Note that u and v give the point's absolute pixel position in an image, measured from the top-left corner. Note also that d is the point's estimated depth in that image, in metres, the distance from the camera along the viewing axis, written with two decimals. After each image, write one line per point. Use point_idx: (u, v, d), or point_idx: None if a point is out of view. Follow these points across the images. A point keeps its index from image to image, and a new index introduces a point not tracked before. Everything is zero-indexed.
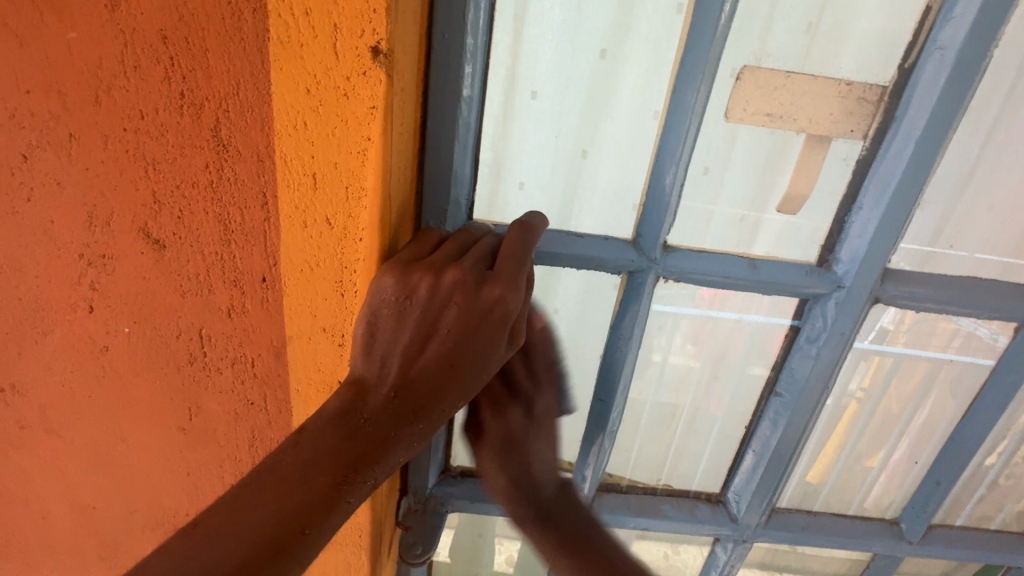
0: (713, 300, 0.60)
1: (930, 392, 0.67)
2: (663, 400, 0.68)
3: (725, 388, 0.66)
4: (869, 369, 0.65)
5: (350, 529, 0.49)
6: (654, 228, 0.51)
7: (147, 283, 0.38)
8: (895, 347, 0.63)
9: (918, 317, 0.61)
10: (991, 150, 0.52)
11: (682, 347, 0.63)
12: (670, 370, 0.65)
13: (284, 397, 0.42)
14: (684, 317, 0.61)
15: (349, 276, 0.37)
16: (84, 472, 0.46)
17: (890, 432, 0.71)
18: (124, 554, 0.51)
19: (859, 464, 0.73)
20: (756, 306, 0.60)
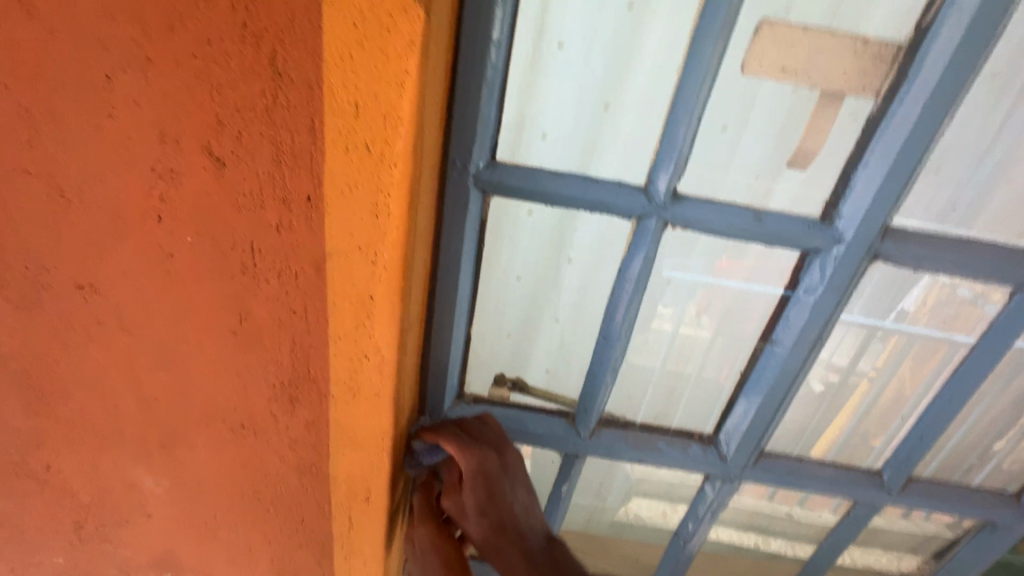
0: (722, 270, 0.71)
1: (942, 369, 0.81)
2: (669, 368, 0.81)
3: (733, 355, 0.79)
4: (885, 349, 0.81)
5: (375, 431, 0.55)
6: (665, 175, 0.54)
7: (208, 197, 0.43)
8: (916, 327, 0.77)
9: (937, 302, 0.74)
10: (1000, 114, 0.57)
11: (694, 317, 0.77)
12: (681, 338, 0.79)
13: (322, 308, 0.48)
14: (699, 286, 0.73)
15: (384, 199, 0.42)
16: (149, 367, 0.53)
17: (898, 410, 0.87)
18: (182, 443, 0.58)
19: (865, 440, 0.90)
20: (760, 279, 0.70)
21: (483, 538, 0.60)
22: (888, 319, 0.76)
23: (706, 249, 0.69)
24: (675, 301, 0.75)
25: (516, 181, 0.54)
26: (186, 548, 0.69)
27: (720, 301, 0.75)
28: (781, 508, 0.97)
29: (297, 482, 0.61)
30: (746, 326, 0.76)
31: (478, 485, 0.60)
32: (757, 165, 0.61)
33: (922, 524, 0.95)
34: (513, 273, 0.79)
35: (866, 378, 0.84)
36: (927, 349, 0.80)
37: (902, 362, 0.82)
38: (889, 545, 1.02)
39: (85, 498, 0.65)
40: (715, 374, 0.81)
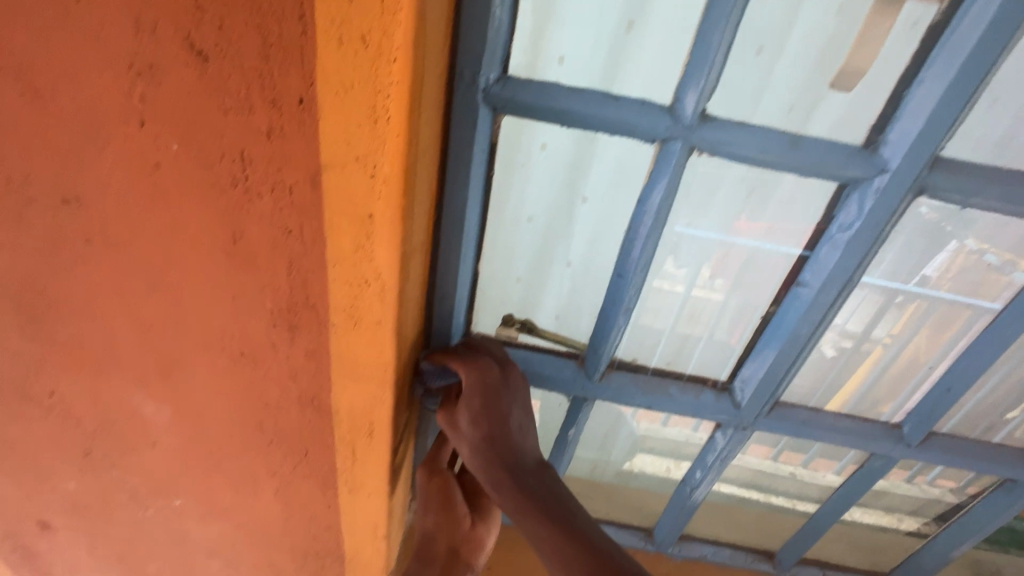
0: (737, 228, 0.68)
1: (958, 337, 0.77)
2: (678, 331, 0.80)
3: (745, 320, 0.78)
4: (901, 316, 0.78)
5: (376, 363, 0.53)
6: (694, 92, 0.49)
7: (192, 98, 0.39)
8: (938, 292, 0.74)
9: (964, 267, 0.70)
10: None
11: (708, 281, 0.75)
12: (693, 300, 0.78)
13: (319, 228, 0.45)
14: (711, 244, 0.71)
15: (382, 101, 0.38)
16: (142, 291, 0.51)
17: (913, 375, 0.82)
18: (182, 370, 0.57)
19: (873, 405, 0.86)
20: (780, 236, 0.67)
21: (474, 456, 0.58)
22: (909, 284, 0.73)
23: (723, 208, 0.67)
24: (689, 261, 0.74)
25: (529, 97, 0.50)
26: (192, 477, 0.69)
27: (736, 262, 0.73)
28: (784, 467, 0.97)
29: (299, 414, 0.60)
30: (761, 292, 0.74)
31: (473, 397, 0.58)
32: (793, 93, 0.56)
33: (925, 488, 0.94)
34: (524, 214, 0.75)
35: (880, 345, 0.80)
36: (947, 316, 0.76)
37: (919, 330, 0.78)
38: (890, 507, 1.00)
39: (90, 425, 0.65)
40: (727, 337, 0.79)
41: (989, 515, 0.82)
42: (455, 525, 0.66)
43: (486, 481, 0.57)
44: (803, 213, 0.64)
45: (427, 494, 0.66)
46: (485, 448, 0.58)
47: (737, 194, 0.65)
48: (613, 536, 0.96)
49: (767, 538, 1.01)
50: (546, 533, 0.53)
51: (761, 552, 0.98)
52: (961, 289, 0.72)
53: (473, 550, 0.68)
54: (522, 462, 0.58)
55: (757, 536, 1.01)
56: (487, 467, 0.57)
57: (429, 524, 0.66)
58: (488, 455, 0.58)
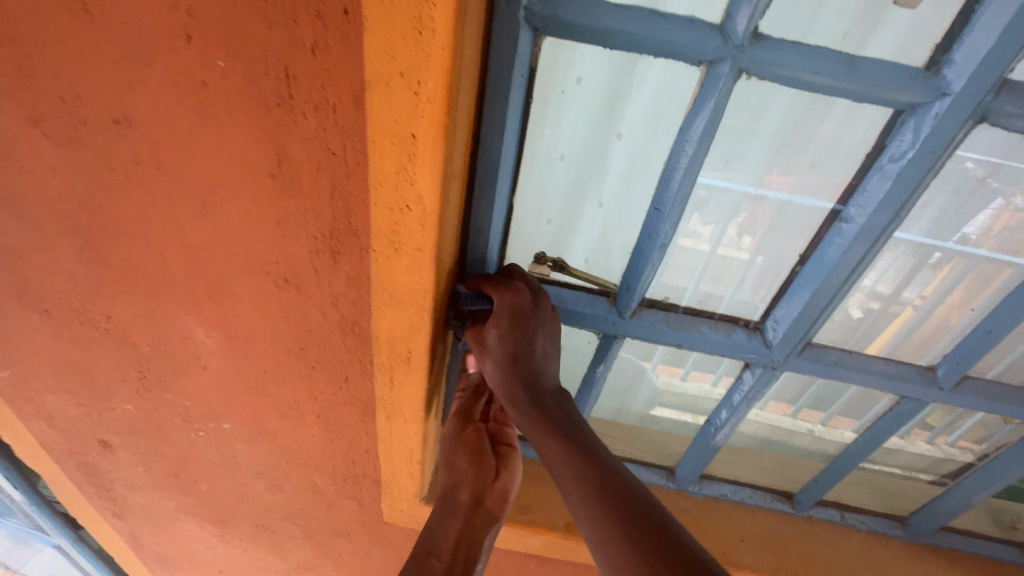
0: (770, 181, 0.67)
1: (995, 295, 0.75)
2: (702, 288, 0.79)
3: (773, 279, 0.76)
4: (933, 278, 0.76)
5: (414, 289, 0.54)
6: (746, 10, 0.46)
7: (237, 10, 0.39)
8: (979, 250, 0.71)
9: (1008, 226, 0.68)
10: None
11: (737, 237, 0.74)
12: (719, 258, 0.76)
13: (362, 149, 0.45)
14: (740, 196, 0.70)
15: (427, 10, 0.37)
16: (192, 213, 0.53)
17: (943, 334, 0.80)
18: (230, 294, 0.60)
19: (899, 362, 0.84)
20: (815, 185, 0.65)
21: (499, 376, 0.61)
22: (948, 242, 0.72)
23: (754, 159, 0.66)
24: (717, 216, 0.73)
25: (573, 16, 0.48)
26: (240, 401, 0.74)
27: (766, 218, 0.71)
28: (803, 424, 1.00)
29: (340, 340, 0.62)
30: (788, 251, 0.72)
31: (508, 339, 0.59)
32: (850, 17, 0.53)
33: (944, 448, 0.97)
34: (557, 151, 0.74)
35: (910, 306, 0.79)
36: (984, 275, 0.73)
37: (953, 287, 0.76)
38: (907, 464, 1.02)
39: (145, 348, 0.69)
40: (751, 295, 0.77)
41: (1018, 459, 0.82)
42: (481, 477, 0.69)
43: (507, 400, 0.61)
44: (831, 171, 0.64)
45: (457, 443, 0.70)
46: (510, 372, 0.60)
47: (776, 140, 0.64)
48: (634, 473, 0.98)
49: (785, 482, 1.03)
50: (571, 480, 0.55)
51: (778, 493, 1.01)
52: (1003, 248, 0.70)
53: (496, 500, 0.70)
54: (543, 388, 0.61)
55: (778, 480, 1.03)
56: (508, 392, 0.61)
57: (453, 472, 0.69)
58: (511, 387, 0.60)
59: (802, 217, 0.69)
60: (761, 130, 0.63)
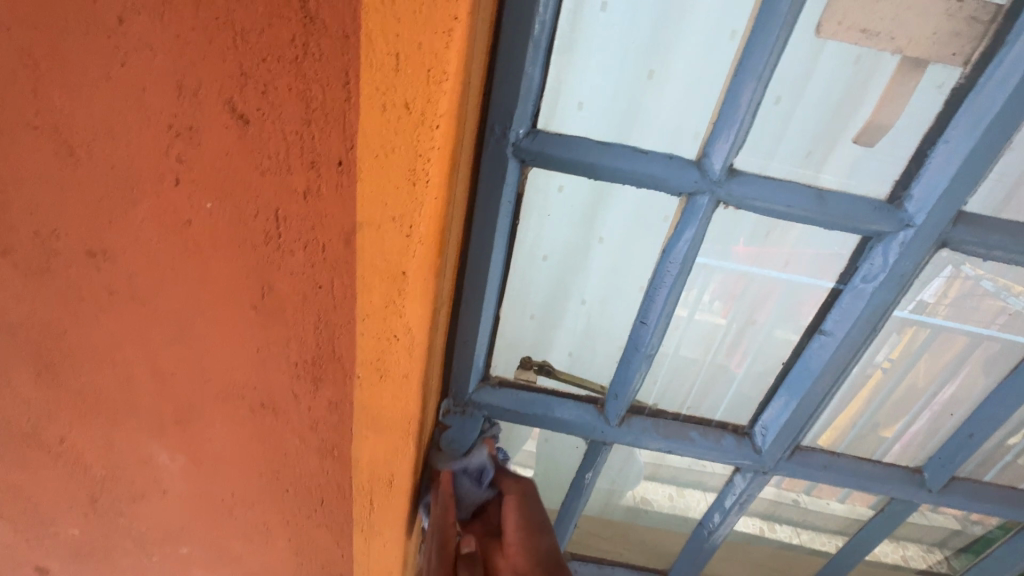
0: (748, 258, 0.67)
1: (963, 366, 0.76)
2: (683, 353, 0.78)
3: (749, 345, 0.76)
4: (900, 341, 0.75)
5: (400, 415, 0.52)
6: (722, 149, 0.50)
7: (230, 158, 0.39)
8: (935, 318, 0.71)
9: (961, 292, 0.67)
10: None
11: (711, 303, 0.73)
12: (696, 324, 0.75)
13: (349, 283, 0.44)
14: (717, 273, 0.69)
15: (422, 165, 0.37)
16: (166, 341, 0.50)
17: (913, 404, 0.82)
18: (200, 418, 0.56)
19: (874, 433, 0.85)
20: (795, 266, 0.65)
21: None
22: (905, 310, 0.70)
23: (727, 234, 0.65)
24: (693, 284, 0.71)
25: (558, 151, 0.51)
26: (202, 524, 0.68)
27: (741, 288, 0.71)
28: (788, 495, 0.94)
29: (318, 462, 0.59)
30: (759, 315, 0.73)
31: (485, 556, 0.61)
32: (810, 139, 0.57)
33: (936, 522, 0.93)
34: (540, 253, 0.72)
35: (880, 369, 0.78)
36: (945, 342, 0.75)
37: (920, 357, 0.77)
38: (897, 538, 0.98)
39: (99, 472, 0.63)
40: (728, 362, 0.78)
41: (1012, 557, 0.81)
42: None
43: None
44: (808, 242, 0.63)
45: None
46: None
47: (754, 224, 0.63)
48: None
49: None
50: None
51: None
52: (958, 315, 0.70)
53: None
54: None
55: None
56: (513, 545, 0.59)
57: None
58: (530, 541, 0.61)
59: (766, 293, 0.71)
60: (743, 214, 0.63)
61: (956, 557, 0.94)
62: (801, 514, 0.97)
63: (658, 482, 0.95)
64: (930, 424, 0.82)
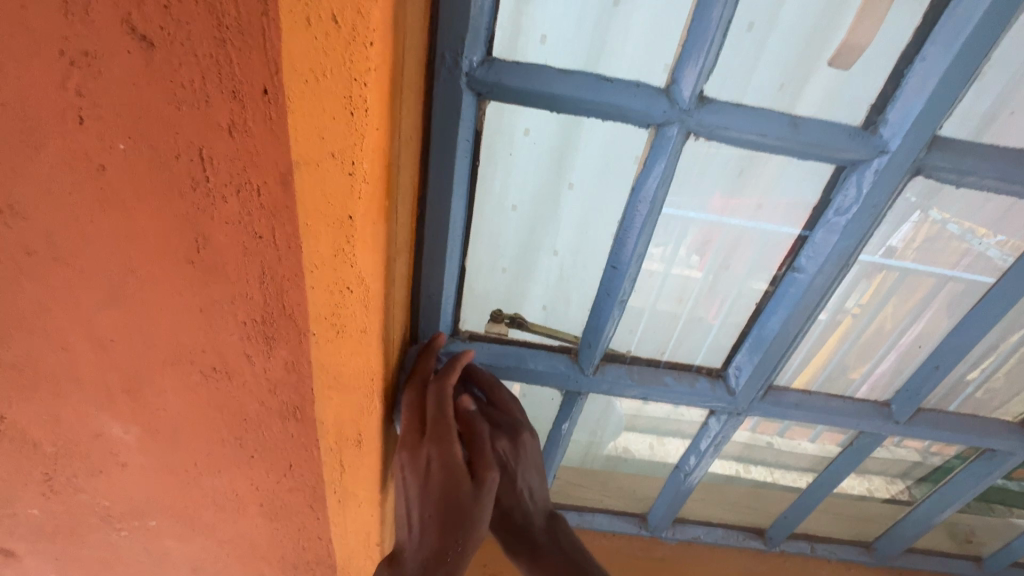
0: (724, 208, 0.63)
1: (928, 307, 0.75)
2: (661, 308, 0.73)
3: (726, 298, 0.71)
4: (869, 286, 0.73)
5: (362, 373, 0.49)
6: (691, 76, 0.47)
7: (138, 90, 0.35)
8: (902, 262, 0.70)
9: (927, 237, 0.66)
10: None
11: (687, 257, 0.68)
12: (670, 282, 0.71)
13: (293, 231, 0.41)
14: (692, 223, 0.64)
15: (358, 90, 0.33)
16: (97, 304, 0.46)
17: (881, 344, 0.80)
18: (149, 386, 0.53)
19: (844, 374, 0.83)
20: (770, 214, 0.62)
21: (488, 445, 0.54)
22: (874, 256, 0.69)
23: (700, 184, 0.61)
24: (667, 238, 0.66)
25: (516, 82, 0.47)
26: (169, 496, 0.65)
27: (717, 237, 0.66)
28: (762, 438, 0.96)
29: (281, 426, 0.56)
30: (734, 262, 0.68)
31: (432, 442, 0.50)
32: (781, 73, 0.53)
33: (894, 450, 0.94)
34: (509, 202, 0.66)
35: (849, 315, 0.77)
36: (911, 284, 0.73)
37: (887, 300, 0.75)
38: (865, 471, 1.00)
39: (50, 448, 0.60)
40: (705, 311, 0.72)
41: (971, 481, 0.85)
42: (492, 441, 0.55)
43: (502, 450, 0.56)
44: (781, 190, 0.60)
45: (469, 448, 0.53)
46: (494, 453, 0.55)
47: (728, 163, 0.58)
48: (607, 525, 1.00)
49: (755, 516, 1.03)
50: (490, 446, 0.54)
51: (750, 530, 1.03)
52: (925, 259, 0.69)
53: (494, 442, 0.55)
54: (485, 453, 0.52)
55: (750, 514, 1.03)
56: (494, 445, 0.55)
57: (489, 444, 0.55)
58: (508, 518, 0.59)
59: (744, 245, 0.66)
60: (717, 150, 0.57)
61: (918, 486, 0.98)
62: (776, 456, 0.98)
63: (638, 433, 0.94)
64: (895, 362, 0.80)
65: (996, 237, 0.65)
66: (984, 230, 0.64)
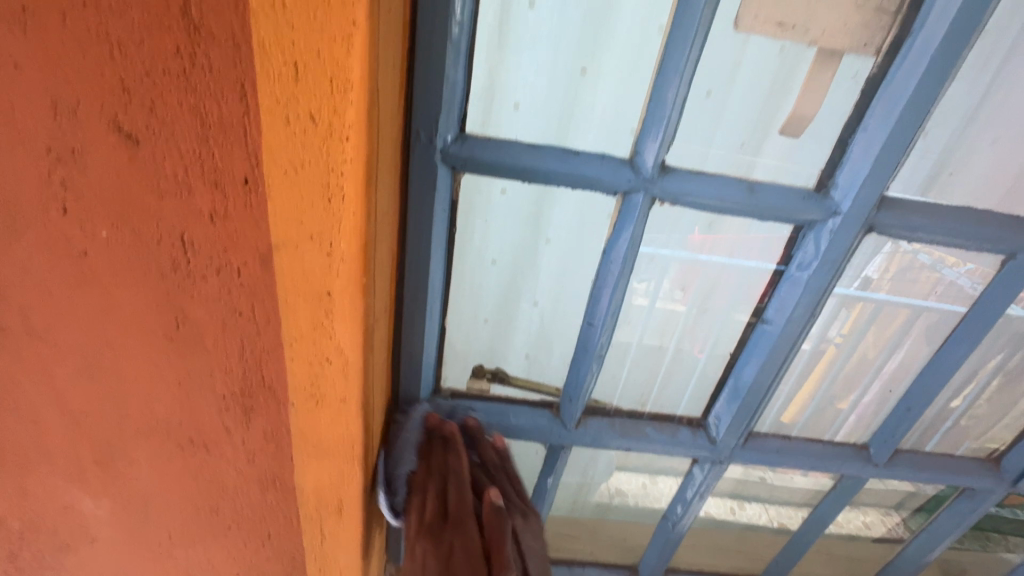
0: (702, 244, 0.65)
1: (906, 339, 0.77)
2: (647, 341, 0.75)
3: (709, 328, 0.73)
4: (849, 317, 0.76)
5: (343, 441, 0.49)
6: (653, 146, 0.50)
7: (121, 181, 0.36)
8: (878, 293, 0.73)
9: (901, 265, 0.69)
10: (998, 85, 0.54)
11: (670, 291, 0.70)
12: (656, 313, 0.72)
13: (271, 306, 0.42)
14: (673, 260, 0.66)
15: (336, 179, 0.35)
16: (74, 380, 0.47)
17: (863, 376, 0.82)
18: (122, 459, 0.52)
19: (831, 405, 0.85)
20: (746, 247, 0.64)
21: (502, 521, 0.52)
22: (851, 287, 0.72)
23: (678, 220, 0.62)
24: (649, 274, 0.68)
25: (489, 155, 0.50)
26: (139, 570, 0.63)
27: (696, 279, 0.69)
28: (755, 474, 0.95)
29: (259, 496, 0.55)
30: (715, 300, 0.71)
31: (449, 529, 0.51)
32: (743, 131, 0.56)
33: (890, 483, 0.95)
34: (488, 257, 0.68)
35: (832, 345, 0.79)
36: (887, 317, 0.76)
37: (867, 331, 0.78)
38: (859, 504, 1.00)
39: (18, 525, 0.58)
40: (691, 347, 0.75)
41: (954, 521, 0.86)
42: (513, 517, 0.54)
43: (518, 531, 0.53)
44: (755, 225, 0.62)
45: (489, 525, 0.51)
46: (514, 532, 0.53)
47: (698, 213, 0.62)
48: None
49: (748, 561, 1.03)
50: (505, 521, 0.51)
51: None
52: (900, 289, 0.72)
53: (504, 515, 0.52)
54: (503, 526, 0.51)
55: (740, 559, 1.03)
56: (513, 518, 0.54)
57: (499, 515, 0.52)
58: None
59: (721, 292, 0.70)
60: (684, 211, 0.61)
61: (912, 518, 0.98)
62: (767, 492, 0.99)
63: (631, 473, 0.94)
64: (880, 395, 0.82)
65: (965, 265, 0.66)
66: (955, 259, 0.66)
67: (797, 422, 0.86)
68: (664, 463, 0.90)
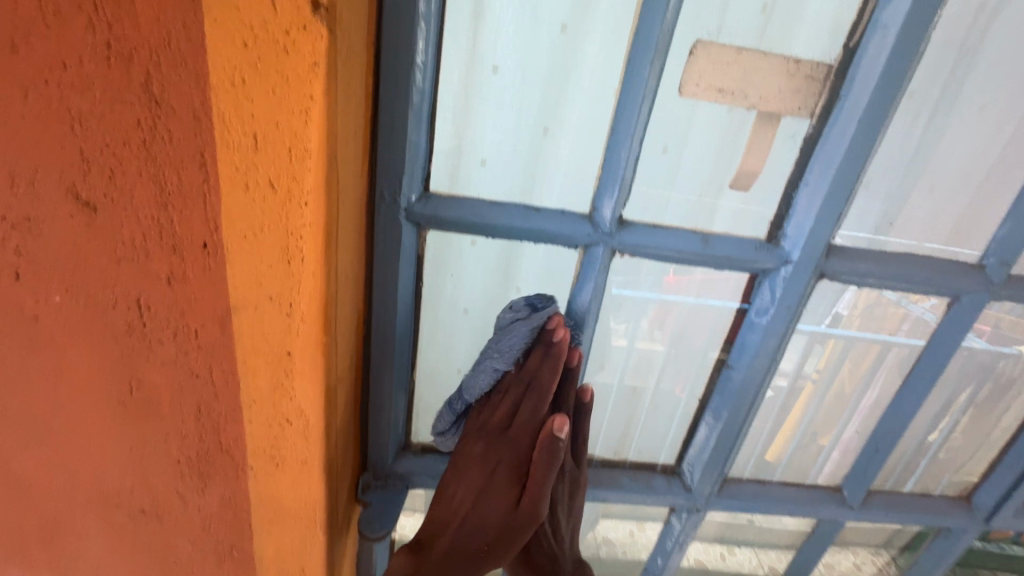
0: (674, 284, 0.65)
1: (879, 372, 0.76)
2: (627, 382, 0.74)
3: (689, 368, 0.72)
4: (823, 352, 0.75)
5: (303, 505, 0.47)
6: (610, 202, 0.53)
7: (77, 247, 0.37)
8: (848, 329, 0.72)
9: (869, 302, 0.69)
10: (925, 142, 0.59)
11: (649, 330, 0.69)
12: (635, 353, 0.71)
13: (229, 368, 0.41)
14: (648, 300, 0.66)
15: (295, 242, 0.35)
16: (21, 446, 0.45)
17: (842, 410, 0.81)
18: (68, 529, 0.50)
19: (813, 442, 0.83)
20: (715, 288, 0.64)
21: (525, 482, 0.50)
22: (822, 324, 0.71)
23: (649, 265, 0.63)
24: (628, 315, 0.68)
25: (452, 212, 0.51)
26: None
27: (672, 317, 0.68)
28: (743, 516, 0.94)
29: (215, 568, 0.52)
30: (693, 338, 0.69)
31: (503, 445, 0.52)
32: (700, 185, 0.58)
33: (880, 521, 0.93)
34: (459, 306, 0.68)
35: (810, 382, 0.78)
36: (860, 353, 0.75)
37: (840, 367, 0.77)
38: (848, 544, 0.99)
39: None
40: (672, 386, 0.73)
41: (934, 562, 0.85)
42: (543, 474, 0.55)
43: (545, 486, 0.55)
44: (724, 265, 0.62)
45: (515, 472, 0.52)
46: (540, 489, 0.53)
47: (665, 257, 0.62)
48: None
49: None
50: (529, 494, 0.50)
51: None
52: (868, 326, 0.71)
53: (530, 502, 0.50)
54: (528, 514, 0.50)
55: None
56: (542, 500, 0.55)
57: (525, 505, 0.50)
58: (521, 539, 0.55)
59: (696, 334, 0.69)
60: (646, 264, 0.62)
61: (902, 555, 0.97)
62: (757, 535, 0.96)
63: (618, 518, 0.91)
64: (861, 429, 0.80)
65: (929, 300, 0.67)
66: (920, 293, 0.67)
67: (780, 461, 0.84)
68: (646, 511, 0.86)
